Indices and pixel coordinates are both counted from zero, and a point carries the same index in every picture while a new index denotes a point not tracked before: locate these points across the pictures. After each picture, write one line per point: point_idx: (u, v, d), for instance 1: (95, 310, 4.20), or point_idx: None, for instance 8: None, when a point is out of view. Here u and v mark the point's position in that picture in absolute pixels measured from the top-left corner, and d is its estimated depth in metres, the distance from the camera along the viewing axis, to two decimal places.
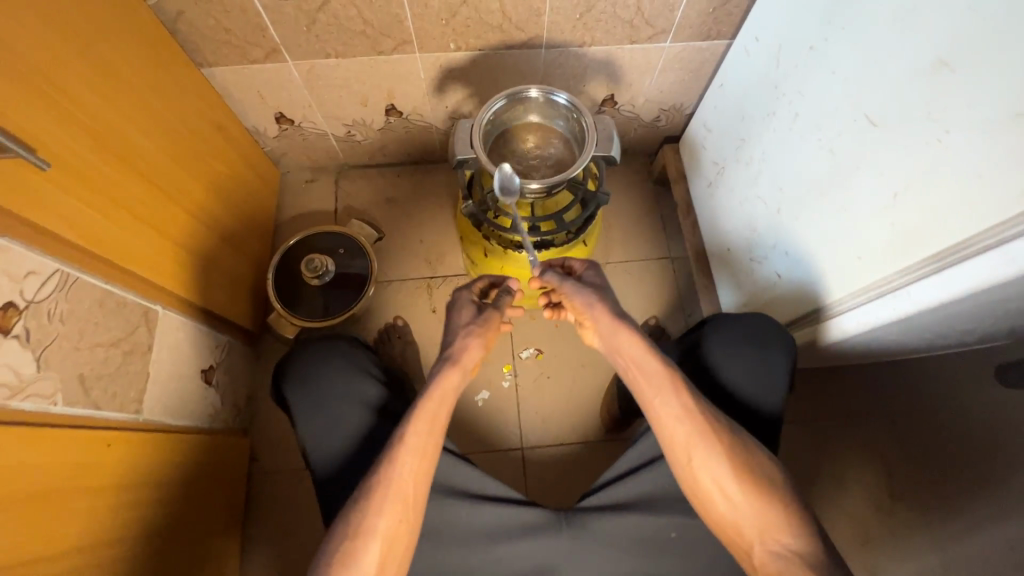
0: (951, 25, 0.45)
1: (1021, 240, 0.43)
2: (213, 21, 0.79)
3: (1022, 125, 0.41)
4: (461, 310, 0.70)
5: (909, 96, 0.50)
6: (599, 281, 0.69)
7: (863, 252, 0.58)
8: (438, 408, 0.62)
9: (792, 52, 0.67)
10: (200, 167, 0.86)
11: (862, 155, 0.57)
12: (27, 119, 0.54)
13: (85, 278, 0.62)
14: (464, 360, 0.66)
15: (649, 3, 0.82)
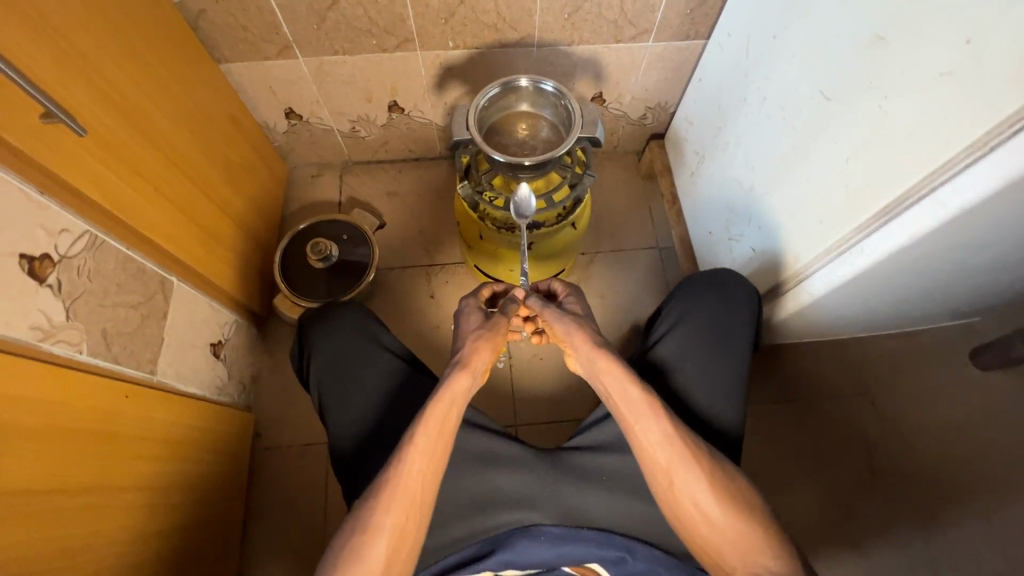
0: (884, 4, 0.52)
1: (947, 186, 0.48)
2: (232, 19, 0.86)
3: (943, 84, 0.47)
4: (470, 316, 0.74)
5: (856, 70, 0.56)
6: (579, 309, 0.73)
7: (823, 216, 0.64)
8: (450, 410, 0.64)
9: (758, 42, 0.74)
10: (217, 154, 0.92)
11: (819, 127, 0.63)
12: (68, 92, 0.60)
13: (110, 242, 0.67)
14: (474, 363, 0.67)
15: (631, 4, 0.90)
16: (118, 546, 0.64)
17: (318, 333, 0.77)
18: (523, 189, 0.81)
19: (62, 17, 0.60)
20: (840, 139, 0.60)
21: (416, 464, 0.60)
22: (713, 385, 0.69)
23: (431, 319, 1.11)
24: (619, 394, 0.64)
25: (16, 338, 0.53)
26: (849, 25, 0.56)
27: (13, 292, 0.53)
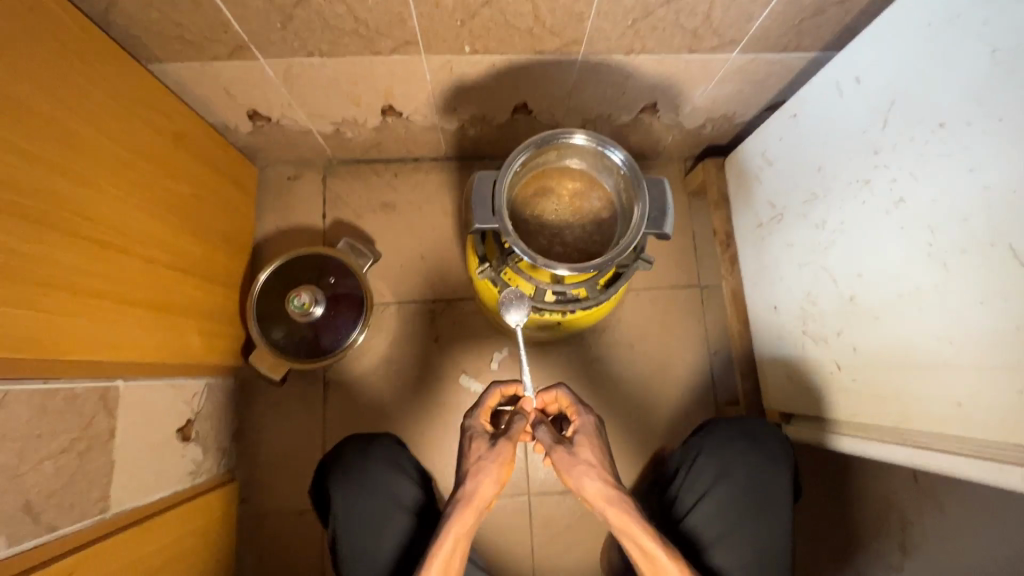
0: None
1: None
2: (157, 14, 0.60)
3: None
4: (474, 440, 0.61)
5: None
6: (593, 446, 0.61)
7: (965, 400, 0.50)
8: (452, 556, 0.56)
9: (910, 120, 0.53)
10: (160, 198, 0.71)
11: (988, 291, 0.47)
12: None
13: (19, 389, 0.51)
14: (480, 500, 0.57)
15: (721, 12, 0.64)
16: None
17: (344, 494, 0.67)
18: (513, 314, 0.68)
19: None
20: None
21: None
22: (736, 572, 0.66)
23: (435, 369, 0.97)
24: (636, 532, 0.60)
25: None
26: None
27: None
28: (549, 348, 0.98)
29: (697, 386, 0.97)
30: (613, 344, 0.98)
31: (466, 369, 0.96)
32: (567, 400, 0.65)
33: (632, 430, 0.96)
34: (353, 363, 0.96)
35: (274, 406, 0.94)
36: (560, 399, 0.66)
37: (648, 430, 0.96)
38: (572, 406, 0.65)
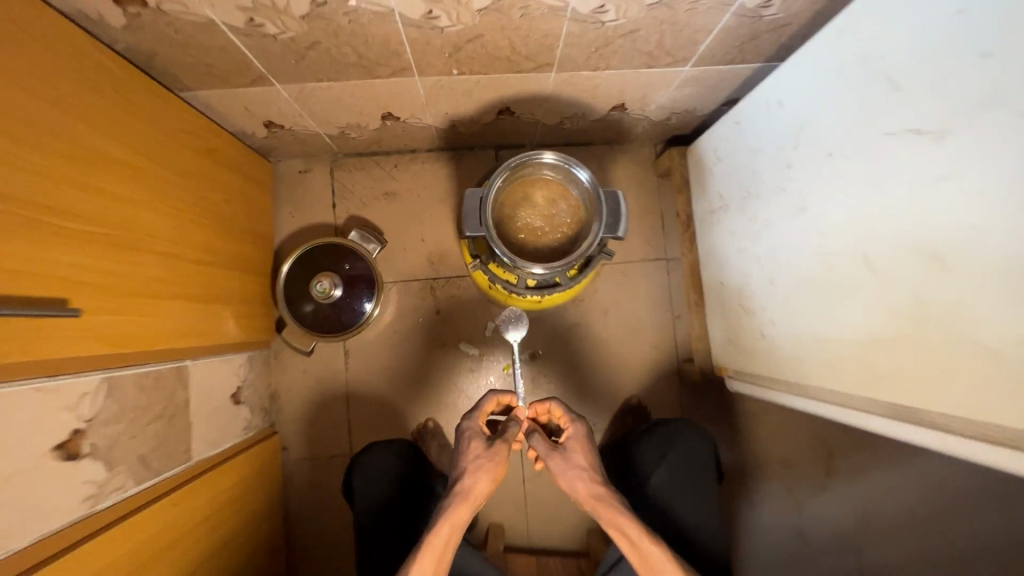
0: (951, 227, 0.48)
1: (961, 436, 0.53)
2: (191, 58, 0.72)
3: (987, 359, 0.47)
4: (472, 442, 0.76)
5: (904, 269, 0.54)
6: (581, 451, 0.78)
7: (836, 364, 0.67)
8: (447, 539, 0.68)
9: (811, 144, 0.66)
10: (199, 209, 0.84)
11: (850, 286, 0.62)
12: (46, 262, 0.55)
13: (124, 373, 0.67)
14: (474, 493, 0.71)
15: (671, 39, 0.75)
16: None
17: (360, 484, 0.94)
18: (514, 331, 0.97)
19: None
20: (873, 316, 0.59)
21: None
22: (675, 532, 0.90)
23: (438, 338, 1.13)
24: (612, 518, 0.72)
25: (68, 519, 0.57)
26: (917, 214, 0.51)
27: (54, 487, 0.55)
28: (535, 317, 1.14)
29: (660, 345, 1.15)
30: (590, 312, 1.15)
31: (465, 338, 1.13)
32: (558, 411, 0.83)
33: (605, 385, 1.14)
34: (368, 334, 1.13)
35: (304, 372, 1.11)
36: (554, 410, 0.85)
37: (619, 383, 1.14)
38: (565, 417, 0.83)
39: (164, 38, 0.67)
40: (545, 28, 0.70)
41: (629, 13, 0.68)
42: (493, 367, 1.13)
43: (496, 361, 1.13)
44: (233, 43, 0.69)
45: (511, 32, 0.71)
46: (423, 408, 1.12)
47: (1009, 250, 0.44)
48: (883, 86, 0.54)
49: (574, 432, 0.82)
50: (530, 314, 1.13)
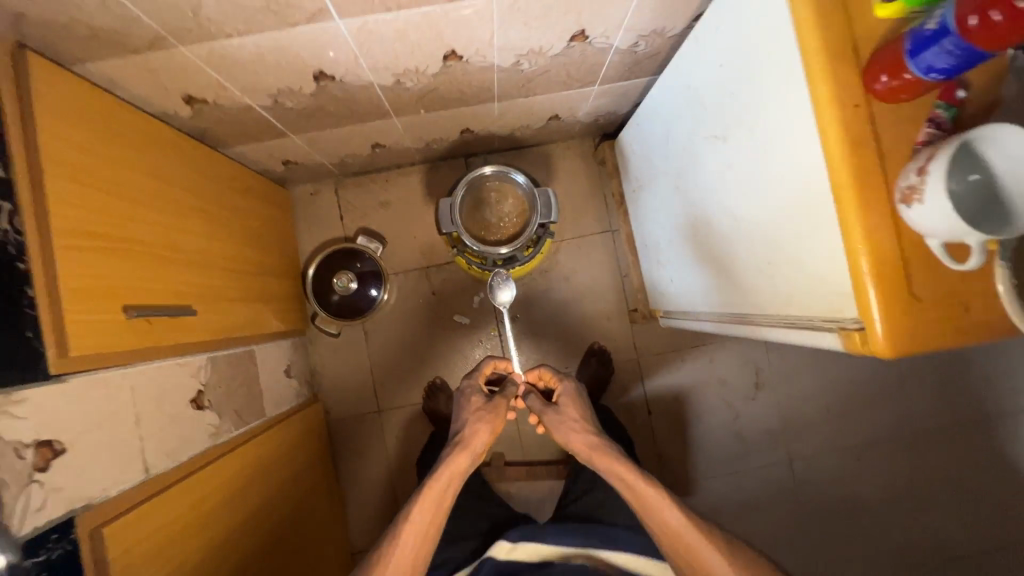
0: (729, 198, 0.78)
1: (755, 327, 0.84)
2: (232, 128, 1.00)
3: (751, 277, 0.79)
4: (474, 400, 0.96)
5: (720, 225, 0.84)
6: (570, 406, 0.98)
7: (706, 291, 0.98)
8: (448, 480, 0.87)
9: (673, 143, 0.95)
10: (244, 233, 1.14)
11: (703, 237, 0.92)
12: (173, 281, 0.85)
13: (219, 353, 0.98)
14: (473, 443, 0.90)
15: (576, 73, 1.03)
16: (297, 513, 1.10)
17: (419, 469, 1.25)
18: (506, 292, 1.05)
19: (138, 223, 0.79)
20: (714, 256, 0.90)
21: (414, 528, 0.82)
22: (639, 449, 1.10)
23: (437, 312, 1.43)
24: (603, 458, 0.90)
25: (204, 446, 0.87)
26: (721, 186, 0.80)
27: (195, 425, 0.86)
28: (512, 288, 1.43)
29: (613, 300, 1.44)
30: (554, 280, 1.44)
31: (457, 311, 1.43)
32: (548, 373, 1.03)
33: (573, 336, 1.44)
34: (380, 316, 1.43)
35: (334, 351, 1.42)
36: (545, 375, 1.05)
37: (583, 333, 1.44)
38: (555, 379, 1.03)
39: (215, 119, 0.95)
40: (482, 78, 0.98)
41: (539, 62, 0.95)
42: (483, 331, 1.43)
43: (484, 326, 1.43)
44: (262, 116, 0.97)
45: (458, 84, 0.99)
46: (432, 369, 1.42)
47: (748, 211, 0.74)
48: (701, 102, 0.81)
49: (564, 390, 1.01)
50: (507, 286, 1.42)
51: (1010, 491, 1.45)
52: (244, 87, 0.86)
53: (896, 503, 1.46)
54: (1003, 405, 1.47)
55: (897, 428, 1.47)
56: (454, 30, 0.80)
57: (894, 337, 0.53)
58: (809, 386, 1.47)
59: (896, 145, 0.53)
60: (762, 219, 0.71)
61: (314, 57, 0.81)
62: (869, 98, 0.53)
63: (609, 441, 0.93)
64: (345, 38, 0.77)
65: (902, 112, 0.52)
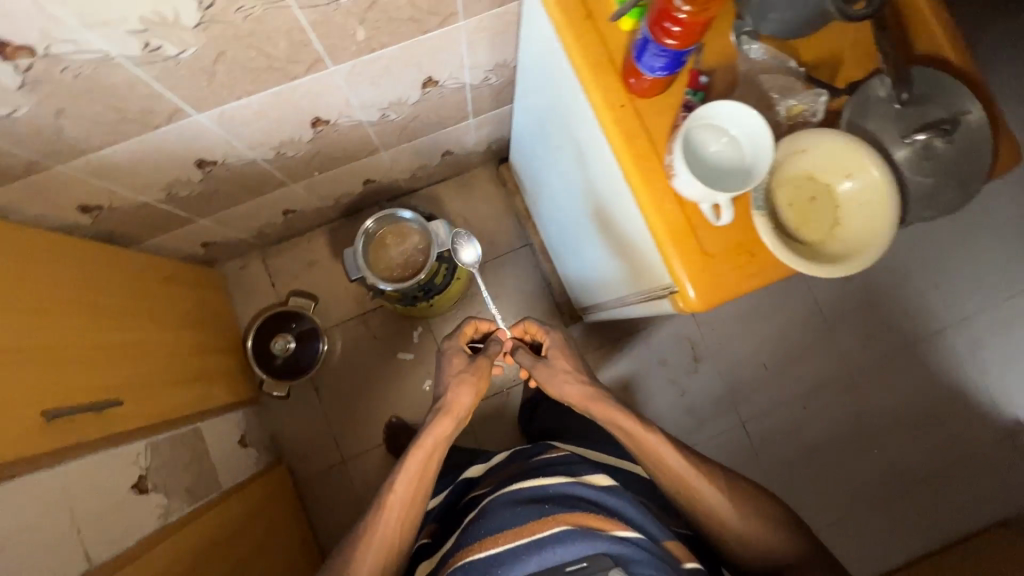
0: (590, 189, 0.88)
1: (639, 304, 0.92)
2: (139, 224, 1.07)
3: (624, 254, 0.87)
4: (455, 360, 0.95)
5: (594, 215, 0.93)
6: (560, 359, 0.95)
7: (605, 279, 1.06)
8: (433, 447, 0.86)
9: (543, 153, 1.05)
10: (176, 315, 1.20)
11: (589, 228, 1.01)
12: (104, 375, 0.91)
13: (161, 436, 1.02)
14: (455, 407, 0.90)
15: (445, 113, 1.13)
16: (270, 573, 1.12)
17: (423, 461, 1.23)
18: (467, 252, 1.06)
19: (53, 327, 0.83)
20: (600, 244, 0.98)
21: (399, 494, 0.83)
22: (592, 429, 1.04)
23: (382, 353, 1.49)
24: (600, 408, 0.89)
25: (152, 527, 0.91)
26: (582, 182, 0.90)
27: (139, 510, 0.90)
28: (448, 316, 1.50)
29: (544, 308, 1.52)
30: (486, 299, 1.50)
31: (400, 348, 1.49)
32: (533, 326, 1.00)
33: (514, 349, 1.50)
34: (328, 368, 1.49)
35: (290, 411, 1.47)
36: (530, 328, 1.02)
37: None
38: (542, 331, 1.00)
39: (118, 220, 1.02)
40: (359, 134, 1.07)
41: (404, 110, 1.05)
42: (428, 363, 1.48)
43: (428, 358, 1.49)
44: (162, 209, 1.05)
45: (338, 144, 1.08)
46: (387, 408, 1.47)
47: (602, 198, 0.83)
48: (546, 115, 0.91)
49: (552, 342, 0.98)
50: (442, 315, 1.49)
51: (951, 406, 1.53)
52: (133, 186, 0.94)
53: (849, 440, 1.53)
54: (924, 326, 1.56)
55: (833, 369, 1.55)
56: (308, 101, 0.89)
57: (703, 296, 0.61)
58: (744, 348, 1.55)
59: (664, 129, 0.62)
60: (610, 206, 0.80)
61: (188, 149, 0.89)
62: (632, 97, 0.62)
63: (604, 390, 0.92)
64: (210, 128, 0.85)
65: (660, 102, 0.62)
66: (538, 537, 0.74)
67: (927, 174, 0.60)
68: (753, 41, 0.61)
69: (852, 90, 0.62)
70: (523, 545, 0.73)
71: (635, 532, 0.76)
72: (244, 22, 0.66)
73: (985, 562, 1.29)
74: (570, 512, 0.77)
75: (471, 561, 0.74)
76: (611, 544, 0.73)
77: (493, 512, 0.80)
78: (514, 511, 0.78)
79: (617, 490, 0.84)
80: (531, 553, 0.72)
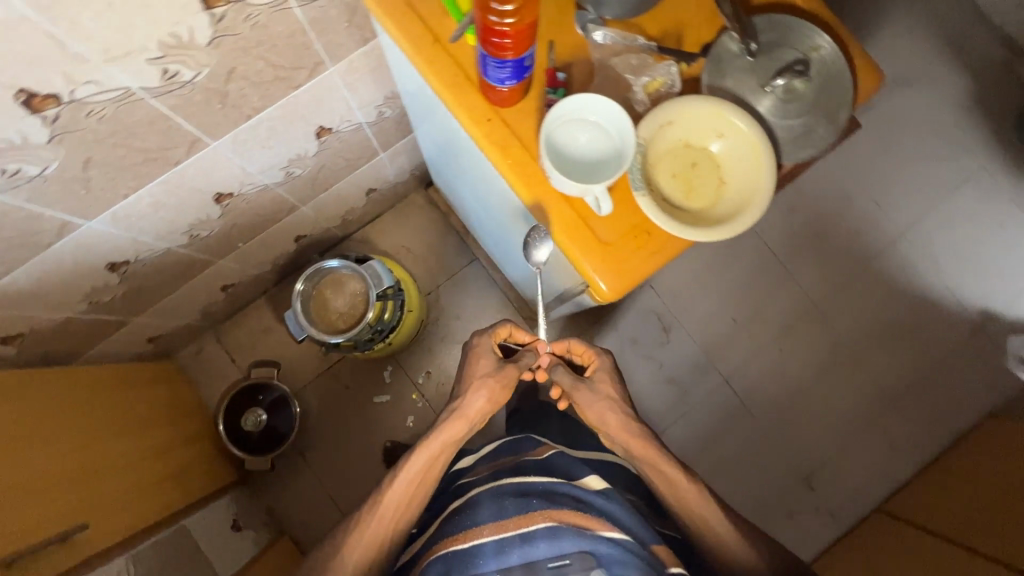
0: (491, 205, 0.88)
1: (569, 303, 0.93)
2: (71, 339, 1.05)
3: (537, 261, 0.88)
4: (482, 360, 0.89)
5: (502, 228, 0.94)
6: (605, 386, 0.89)
7: (534, 286, 1.07)
8: (440, 447, 0.84)
9: (449, 172, 1.04)
10: (142, 415, 1.17)
11: (503, 240, 1.02)
12: (71, 499, 0.88)
13: (144, 545, 0.99)
14: (468, 412, 0.86)
15: (352, 155, 1.13)
16: None
17: None
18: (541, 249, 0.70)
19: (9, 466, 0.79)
20: (516, 254, 0.99)
21: (398, 490, 0.81)
22: (569, 430, 1.03)
23: (357, 401, 1.47)
24: (641, 446, 0.85)
25: None
26: (485, 198, 0.90)
27: None
28: (414, 349, 1.49)
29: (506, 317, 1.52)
30: (448, 322, 1.50)
31: (374, 392, 1.48)
32: (582, 346, 0.92)
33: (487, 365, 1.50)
34: (308, 429, 1.47)
35: (280, 482, 1.45)
36: (575, 348, 0.93)
37: None
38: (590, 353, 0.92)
39: (47, 342, 1.00)
40: (267, 196, 1.05)
41: (308, 163, 1.04)
42: (406, 399, 1.47)
43: (405, 394, 1.47)
44: (90, 318, 1.03)
45: (251, 211, 1.07)
46: (375, 455, 1.45)
47: (503, 212, 0.84)
48: (438, 139, 0.91)
49: (600, 365, 0.91)
50: (409, 349, 1.48)
51: (918, 313, 1.56)
52: (51, 306, 0.92)
53: (831, 370, 1.55)
54: (874, 243, 1.59)
55: (798, 306, 1.57)
56: (201, 180, 0.88)
57: (614, 286, 0.61)
58: (708, 305, 1.57)
59: (532, 131, 0.62)
60: (512, 216, 0.80)
61: (94, 256, 0.87)
62: (496, 110, 0.62)
63: (645, 428, 0.88)
64: (107, 231, 0.84)
65: (523, 108, 0.62)
66: (523, 531, 0.67)
67: (793, 117, 0.62)
68: (598, 27, 0.62)
69: (706, 51, 0.63)
70: (506, 540, 0.67)
71: (625, 536, 0.69)
72: (100, 125, 0.65)
73: (986, 458, 1.31)
74: (557, 509, 0.70)
75: (448, 553, 0.68)
76: (600, 544, 0.66)
77: (479, 504, 0.74)
78: (500, 503, 0.72)
79: (615, 494, 0.78)
80: (514, 546, 0.66)
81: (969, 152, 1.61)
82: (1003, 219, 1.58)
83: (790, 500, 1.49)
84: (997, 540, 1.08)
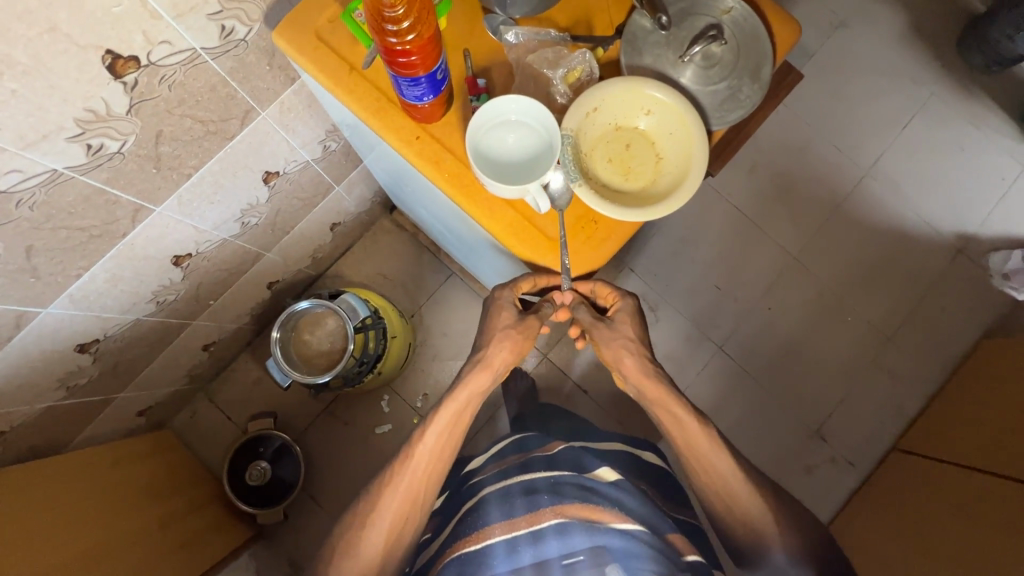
0: (446, 217, 0.89)
1: None
2: (57, 427, 1.04)
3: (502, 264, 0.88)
4: (504, 311, 0.76)
5: (463, 238, 0.94)
6: (628, 329, 0.77)
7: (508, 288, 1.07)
8: (466, 399, 0.79)
9: (401, 193, 1.04)
10: (147, 486, 1.15)
11: (468, 249, 1.02)
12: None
13: None
14: (494, 363, 0.78)
15: (307, 195, 1.13)
16: None
17: None
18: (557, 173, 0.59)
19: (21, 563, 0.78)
20: (484, 261, 0.99)
21: (427, 447, 0.78)
22: (571, 426, 1.02)
23: (360, 436, 1.46)
24: (657, 391, 0.78)
25: None
26: (440, 211, 0.90)
27: None
28: (407, 374, 1.48)
29: None
30: (436, 341, 1.49)
31: (376, 424, 1.47)
32: (607, 286, 0.76)
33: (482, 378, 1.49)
34: (316, 473, 1.45)
35: (297, 531, 1.43)
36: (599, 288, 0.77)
37: None
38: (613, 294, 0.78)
39: (33, 435, 0.99)
40: (228, 250, 1.05)
41: (263, 210, 1.04)
42: (408, 425, 1.46)
43: (406, 420, 1.46)
44: (71, 403, 1.02)
45: (214, 267, 1.06)
46: None
47: (459, 223, 0.84)
48: (384, 164, 0.91)
49: (624, 305, 0.77)
50: (402, 375, 1.48)
51: (897, 248, 1.57)
52: (28, 397, 0.91)
53: (822, 319, 1.55)
54: (842, 187, 1.59)
55: (779, 263, 1.57)
56: (153, 247, 0.87)
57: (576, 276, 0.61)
58: (690, 278, 1.57)
59: (460, 142, 0.62)
60: (468, 225, 0.80)
61: (60, 342, 0.86)
62: (423, 128, 0.62)
63: (664, 372, 0.79)
64: (66, 315, 0.83)
65: (449, 121, 0.62)
66: (532, 528, 0.67)
67: (716, 82, 0.62)
68: (509, 27, 0.62)
69: (619, 34, 0.63)
70: (516, 538, 0.67)
71: (637, 526, 0.67)
72: (33, 213, 0.65)
73: (990, 378, 1.31)
74: (564, 502, 0.69)
75: (461, 554, 0.68)
76: (612, 538, 0.64)
77: (486, 505, 0.73)
78: (511, 502, 0.71)
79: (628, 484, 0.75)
80: (524, 545, 0.66)
81: (917, 82, 1.62)
82: (962, 141, 1.60)
83: (806, 455, 1.49)
84: (1011, 456, 1.08)
